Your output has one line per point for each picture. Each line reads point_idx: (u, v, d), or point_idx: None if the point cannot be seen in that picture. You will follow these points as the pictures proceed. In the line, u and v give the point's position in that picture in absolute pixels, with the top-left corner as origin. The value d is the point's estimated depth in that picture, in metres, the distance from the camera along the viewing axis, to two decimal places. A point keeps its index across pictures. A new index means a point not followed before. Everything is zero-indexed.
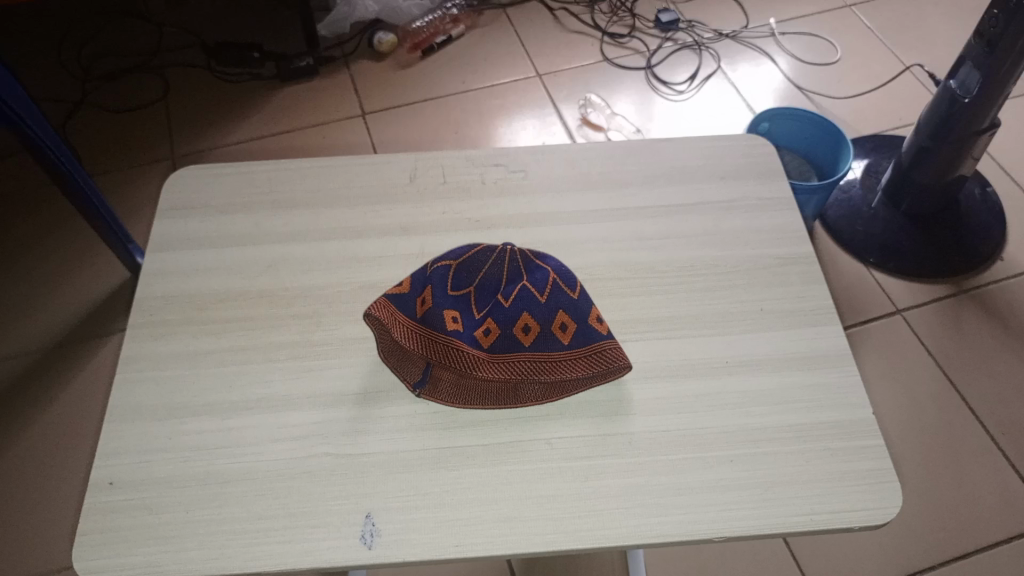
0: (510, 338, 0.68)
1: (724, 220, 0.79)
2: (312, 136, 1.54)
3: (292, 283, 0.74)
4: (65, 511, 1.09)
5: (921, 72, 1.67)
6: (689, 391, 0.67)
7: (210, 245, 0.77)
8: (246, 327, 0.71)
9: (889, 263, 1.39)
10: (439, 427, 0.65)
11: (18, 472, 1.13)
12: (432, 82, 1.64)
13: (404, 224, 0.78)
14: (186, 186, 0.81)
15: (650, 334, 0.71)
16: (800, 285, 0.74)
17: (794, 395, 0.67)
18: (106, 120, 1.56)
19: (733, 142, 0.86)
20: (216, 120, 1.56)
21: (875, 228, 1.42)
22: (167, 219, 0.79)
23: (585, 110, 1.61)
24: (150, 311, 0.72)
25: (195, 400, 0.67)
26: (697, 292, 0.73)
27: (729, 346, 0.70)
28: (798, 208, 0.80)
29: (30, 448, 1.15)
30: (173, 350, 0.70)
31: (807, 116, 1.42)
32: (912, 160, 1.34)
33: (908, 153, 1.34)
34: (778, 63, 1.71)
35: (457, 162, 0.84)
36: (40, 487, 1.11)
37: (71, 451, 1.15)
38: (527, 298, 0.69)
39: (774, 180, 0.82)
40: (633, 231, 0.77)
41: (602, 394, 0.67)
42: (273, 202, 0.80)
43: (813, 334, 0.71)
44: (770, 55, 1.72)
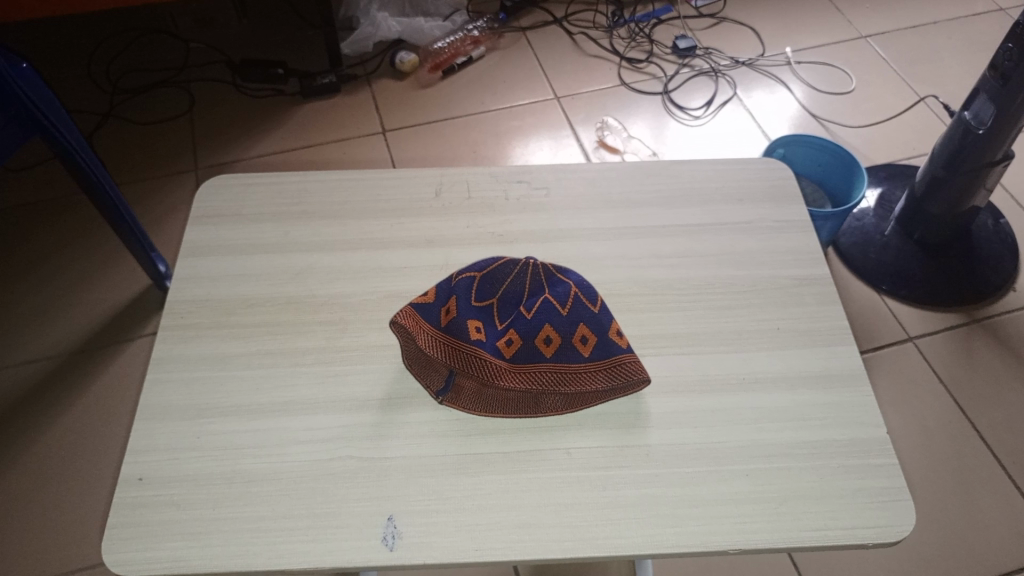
0: (532, 349, 0.69)
1: (742, 241, 0.80)
2: (333, 151, 1.57)
3: (320, 291, 0.76)
4: (84, 510, 1.11)
5: (935, 104, 1.69)
6: (706, 406, 0.69)
7: (240, 253, 0.79)
8: (274, 332, 0.73)
9: (905, 293, 1.40)
10: (460, 434, 0.67)
11: (40, 473, 1.14)
12: (452, 102, 1.67)
13: (429, 237, 0.80)
14: (219, 194, 0.84)
15: (667, 349, 0.72)
16: (816, 306, 0.75)
17: (808, 412, 0.68)
18: (133, 130, 1.59)
19: (751, 165, 0.87)
20: (241, 134, 1.60)
21: (890, 257, 1.43)
22: (199, 225, 0.81)
23: (602, 133, 1.63)
24: (180, 314, 0.74)
25: (223, 401, 0.69)
26: (714, 310, 0.75)
27: (745, 363, 0.71)
28: (814, 231, 0.81)
29: (52, 450, 1.17)
30: (203, 353, 0.72)
31: (819, 142, 1.45)
32: (925, 190, 1.35)
33: (922, 182, 1.36)
34: (793, 91, 1.73)
35: (480, 178, 0.86)
36: (61, 487, 1.13)
37: (90, 451, 1.17)
38: (548, 311, 0.71)
39: (791, 203, 0.84)
40: (652, 249, 0.79)
41: (620, 406, 0.69)
42: (301, 212, 0.82)
43: (828, 353, 0.72)
44: (785, 83, 1.75)
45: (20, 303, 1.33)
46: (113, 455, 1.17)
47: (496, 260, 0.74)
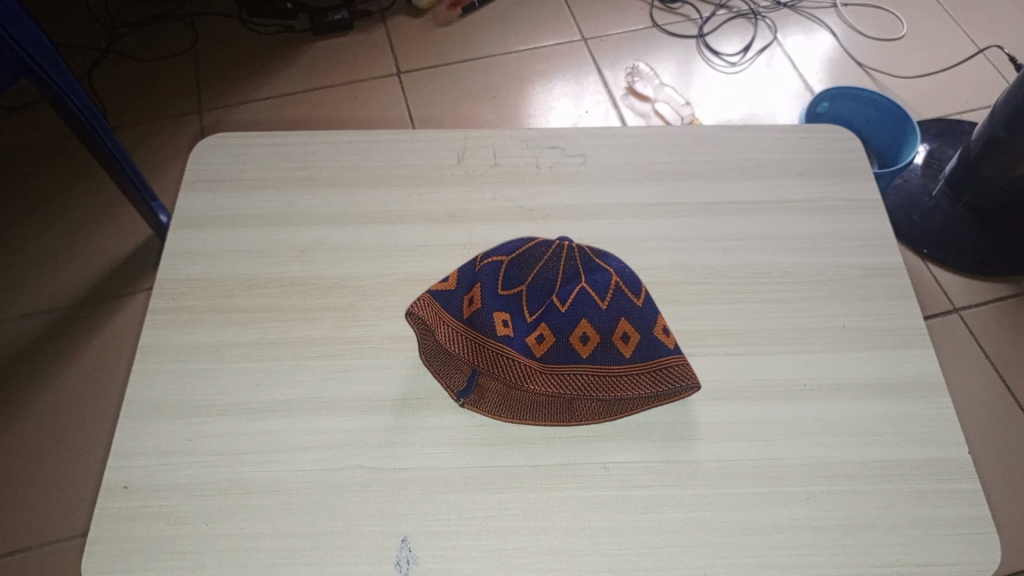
0: (565, 347, 0.61)
1: (804, 222, 0.71)
2: (344, 95, 1.47)
3: (327, 272, 0.68)
4: (77, 475, 1.06)
5: (995, 55, 1.56)
6: (761, 417, 0.61)
7: (238, 225, 0.70)
8: (276, 319, 0.65)
9: (951, 258, 1.30)
10: (485, 443, 0.59)
11: (35, 433, 1.09)
12: (472, 42, 1.55)
13: (450, 211, 0.71)
14: (215, 155, 0.75)
15: (717, 348, 0.64)
16: (887, 301, 0.66)
17: (877, 426, 0.60)
18: (132, 69, 1.49)
19: (814, 132, 0.77)
20: (246, 75, 1.49)
21: (937, 220, 1.33)
22: (193, 191, 0.72)
23: (632, 78, 1.51)
24: (171, 294, 0.66)
25: (219, 398, 0.61)
26: (772, 303, 0.66)
27: (805, 367, 0.63)
28: (884, 211, 0.72)
29: (46, 409, 1.11)
30: (197, 342, 0.64)
31: (879, 96, 1.33)
32: (980, 151, 1.24)
33: (978, 142, 1.24)
34: (839, 36, 1.60)
35: (508, 142, 0.76)
36: (56, 448, 1.08)
37: (85, 413, 1.11)
38: (585, 303, 0.62)
39: (859, 178, 0.74)
40: (701, 230, 0.70)
41: (666, 414, 0.61)
42: (308, 178, 0.73)
43: (901, 358, 0.64)
44: (830, 28, 1.62)
45: (14, 254, 1.25)
46: (110, 415, 1.11)
47: (526, 243, 0.65)
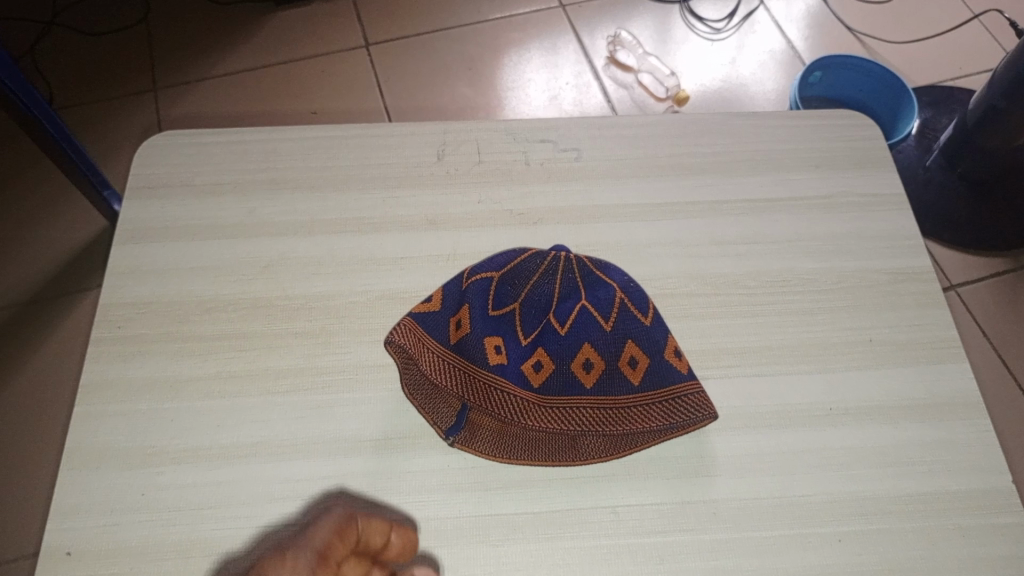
0: (566, 375, 0.56)
1: (822, 222, 0.64)
2: (309, 71, 1.37)
3: (295, 291, 0.60)
4: (31, 489, 0.98)
5: (991, 19, 1.49)
6: (785, 447, 0.55)
7: (191, 237, 0.62)
8: (238, 349, 0.58)
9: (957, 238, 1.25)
10: (478, 488, 0.53)
11: None
12: (444, 9, 1.45)
13: (431, 216, 0.64)
14: (162, 156, 0.66)
15: (733, 368, 0.57)
16: (916, 310, 0.60)
17: (912, 455, 0.55)
18: (75, 45, 1.37)
19: (829, 118, 0.70)
20: (202, 50, 1.38)
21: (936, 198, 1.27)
22: (139, 198, 0.64)
23: (613, 48, 1.43)
24: (118, 322, 0.58)
25: (176, 443, 0.54)
26: (791, 316, 0.60)
27: (831, 388, 0.57)
28: (909, 207, 0.65)
29: None
30: (149, 377, 0.56)
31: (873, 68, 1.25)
32: (976, 123, 1.17)
33: (974, 114, 1.17)
34: None
35: (493, 135, 0.68)
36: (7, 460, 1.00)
37: (38, 421, 1.03)
38: (587, 325, 0.56)
39: (880, 169, 0.67)
40: (711, 233, 0.63)
41: (680, 447, 0.55)
42: (269, 181, 0.65)
43: (935, 375, 0.58)
44: None
45: None
46: (62, 423, 1.03)
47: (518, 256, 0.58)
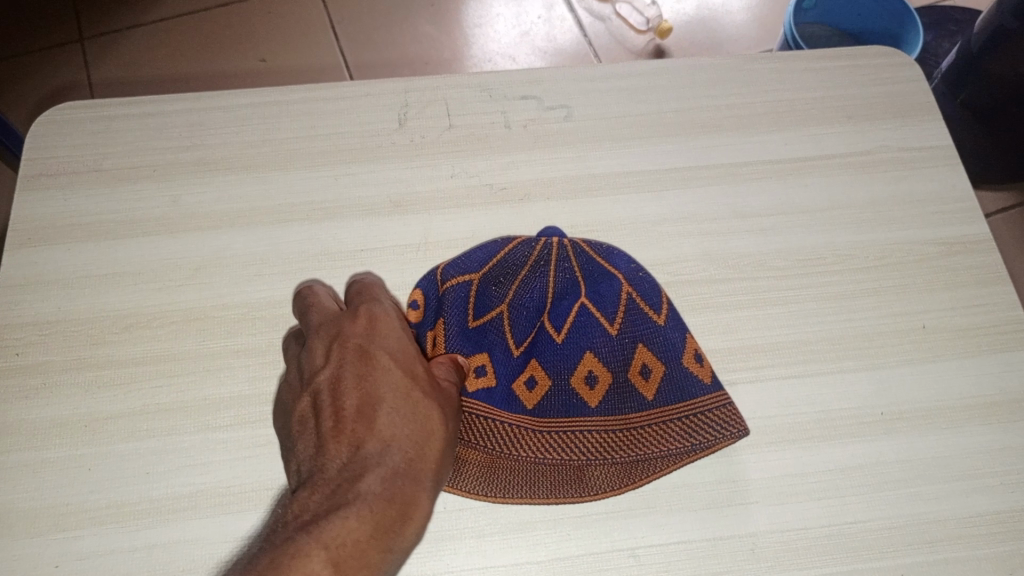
0: (566, 392, 0.46)
1: (859, 185, 0.54)
2: (251, 12, 1.21)
3: (235, 300, 0.49)
4: None
5: None
6: (832, 463, 0.46)
7: (103, 236, 0.51)
8: (168, 374, 0.47)
9: (987, 169, 1.13)
10: (471, 535, 0.44)
11: None
12: None
13: (395, 197, 0.53)
14: (61, 134, 0.53)
15: (767, 371, 0.48)
16: (975, 287, 0.51)
17: (982, 465, 0.46)
18: None
19: (861, 57, 0.59)
20: None
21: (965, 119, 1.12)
22: (36, 190, 0.52)
23: None
24: (16, 348, 0.47)
25: (94, 499, 0.44)
26: (829, 303, 0.50)
27: (882, 387, 0.48)
28: (958, 162, 0.55)
29: None
30: (57, 417, 0.46)
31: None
32: (982, 47, 1.02)
33: (979, 36, 1.02)
34: None
35: (465, 91, 0.56)
36: None
37: None
38: (589, 330, 0.47)
39: (923, 116, 0.57)
40: (731, 204, 0.53)
41: (709, 472, 0.46)
42: (196, 161, 0.53)
43: (1001, 366, 0.49)
44: None
45: None
46: None
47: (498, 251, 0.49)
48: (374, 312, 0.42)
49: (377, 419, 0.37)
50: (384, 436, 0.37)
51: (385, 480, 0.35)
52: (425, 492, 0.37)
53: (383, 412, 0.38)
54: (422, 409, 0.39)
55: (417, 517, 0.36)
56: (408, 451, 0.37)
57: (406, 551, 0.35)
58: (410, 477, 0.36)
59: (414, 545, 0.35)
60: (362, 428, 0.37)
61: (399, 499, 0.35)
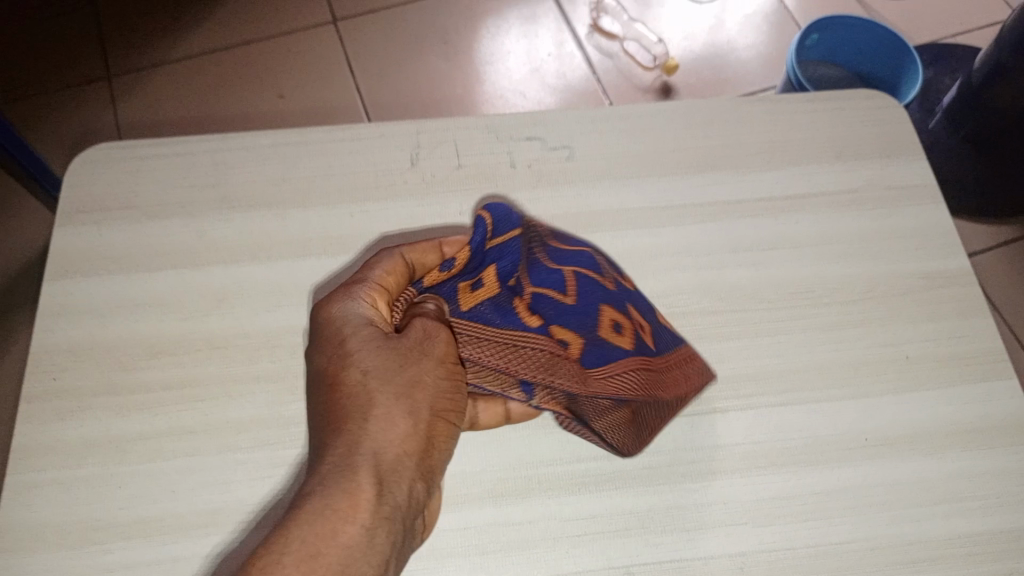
0: (599, 340, 0.45)
1: (847, 221, 0.57)
2: (271, 51, 1.26)
3: (256, 328, 0.53)
4: None
5: None
6: (819, 486, 0.48)
7: (133, 268, 0.54)
8: (193, 398, 0.50)
9: (991, 203, 1.15)
10: (475, 552, 0.46)
11: None
12: None
13: (407, 232, 0.56)
14: (96, 173, 0.57)
15: (757, 398, 0.51)
16: (958, 319, 0.54)
17: (962, 488, 0.48)
18: (15, 29, 1.25)
19: (849, 100, 0.62)
20: (154, 29, 1.26)
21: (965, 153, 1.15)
22: (72, 225, 0.56)
23: (596, 14, 1.30)
24: (53, 372, 0.51)
25: (123, 515, 0.47)
26: (817, 333, 0.53)
27: (867, 413, 0.50)
28: (941, 199, 0.58)
29: None
30: (89, 437, 0.49)
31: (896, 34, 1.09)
32: (983, 80, 1.05)
33: (980, 69, 1.05)
34: None
35: (473, 132, 0.60)
36: None
37: None
38: (593, 284, 0.47)
39: (908, 156, 0.60)
40: (723, 239, 0.56)
41: (701, 494, 0.48)
42: (220, 198, 0.57)
43: (983, 393, 0.51)
44: None
45: None
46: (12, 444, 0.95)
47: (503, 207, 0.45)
48: (334, 307, 0.43)
49: (323, 431, 0.39)
50: (326, 442, 0.38)
51: (317, 489, 0.36)
52: (364, 484, 0.37)
53: (326, 423, 0.39)
54: (359, 398, 0.39)
55: (356, 510, 0.36)
56: (372, 444, 0.38)
57: (360, 543, 0.35)
58: (371, 468, 0.37)
59: (360, 535, 0.35)
60: (330, 434, 0.39)
61: (357, 496, 0.36)
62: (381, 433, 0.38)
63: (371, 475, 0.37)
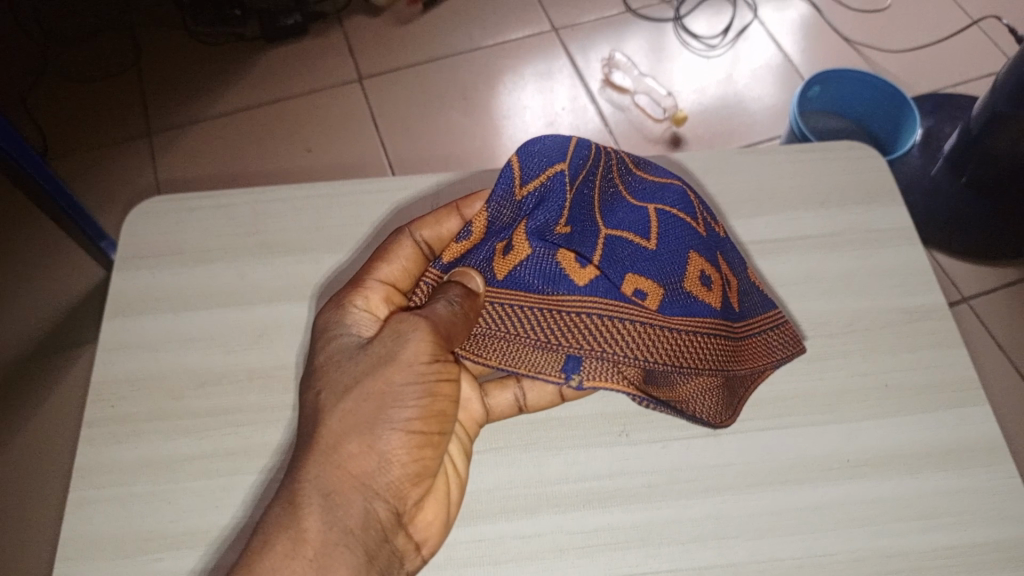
0: (679, 292, 0.52)
1: (830, 262, 0.62)
2: (301, 109, 1.35)
3: (292, 360, 0.58)
4: (33, 540, 0.97)
5: (993, 27, 1.40)
6: (804, 502, 0.53)
7: (182, 307, 0.61)
8: (235, 423, 0.56)
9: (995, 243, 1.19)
10: (488, 561, 0.51)
11: None
12: (437, 39, 1.42)
13: None
14: (150, 223, 0.64)
15: (747, 423, 0.55)
16: (934, 350, 0.58)
17: (937, 505, 0.53)
18: (67, 91, 1.34)
19: (833, 152, 0.68)
20: (193, 89, 1.36)
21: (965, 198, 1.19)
22: (129, 268, 0.62)
23: (608, 70, 1.38)
24: (111, 401, 0.57)
25: (172, 527, 0.52)
26: (803, 364, 0.58)
27: (849, 436, 0.55)
28: (918, 241, 0.63)
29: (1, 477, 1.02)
30: (142, 458, 0.55)
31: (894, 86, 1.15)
32: (981, 128, 1.10)
33: (977, 118, 1.10)
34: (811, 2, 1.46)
35: None
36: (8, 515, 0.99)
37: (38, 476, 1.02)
38: (673, 236, 0.53)
39: (887, 202, 0.65)
40: None
41: (696, 510, 0.52)
42: (261, 245, 0.63)
43: (957, 418, 0.56)
44: None
45: None
46: (61, 476, 1.02)
47: (568, 144, 0.50)
48: (328, 335, 0.50)
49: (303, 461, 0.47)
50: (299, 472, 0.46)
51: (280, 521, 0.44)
52: (311, 515, 0.44)
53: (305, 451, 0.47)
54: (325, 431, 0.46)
55: (307, 539, 0.43)
56: (320, 474, 0.45)
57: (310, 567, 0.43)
58: (320, 496, 0.44)
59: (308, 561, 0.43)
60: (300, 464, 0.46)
61: (303, 531, 0.43)
62: (342, 462, 0.45)
63: (322, 506, 0.44)
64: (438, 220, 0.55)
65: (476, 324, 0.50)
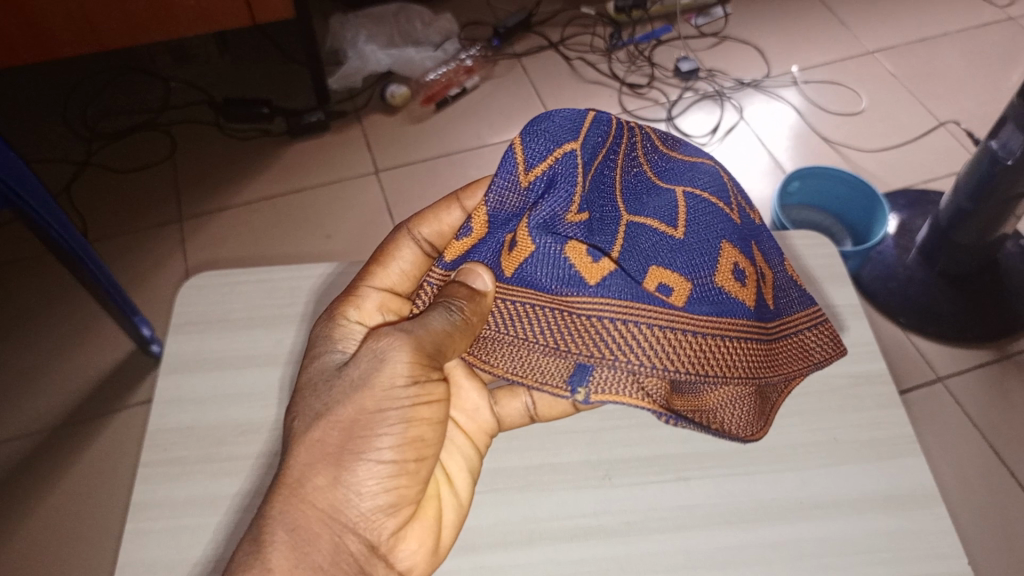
0: (705, 285, 0.59)
1: None
2: (323, 198, 1.47)
3: None
4: None
5: (958, 130, 1.53)
6: (762, 540, 0.61)
7: (227, 367, 0.70)
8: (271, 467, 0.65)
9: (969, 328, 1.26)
10: None
11: (22, 559, 1.08)
12: (448, 137, 1.55)
13: None
14: (202, 295, 0.74)
15: (714, 470, 0.64)
16: (877, 411, 0.67)
17: (878, 544, 0.60)
18: (110, 180, 1.47)
19: (792, 240, 0.78)
20: (224, 179, 1.49)
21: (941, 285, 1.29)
22: (181, 333, 0.72)
23: None
24: (164, 446, 0.66)
25: (216, 554, 0.61)
26: None
27: (802, 483, 0.63)
28: (864, 317, 0.73)
29: (35, 535, 1.10)
30: (190, 495, 0.63)
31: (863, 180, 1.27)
32: (949, 220, 1.21)
33: (945, 212, 1.21)
34: (791, 105, 1.60)
35: None
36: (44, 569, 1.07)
37: (70, 535, 1.10)
38: (695, 231, 0.61)
39: (837, 284, 0.75)
40: None
41: (669, 545, 0.61)
42: (296, 314, 0.74)
43: (895, 469, 0.64)
44: (782, 98, 1.61)
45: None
46: (92, 535, 1.10)
47: (583, 122, 0.60)
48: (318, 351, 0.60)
49: None
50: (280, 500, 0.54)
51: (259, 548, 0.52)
52: (283, 548, 0.52)
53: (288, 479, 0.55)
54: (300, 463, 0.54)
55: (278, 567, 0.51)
56: (292, 510, 0.52)
57: None
58: (285, 532, 0.52)
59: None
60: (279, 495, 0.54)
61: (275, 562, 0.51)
62: (314, 494, 0.53)
63: (294, 539, 0.52)
64: (437, 218, 0.66)
65: (469, 333, 0.56)
